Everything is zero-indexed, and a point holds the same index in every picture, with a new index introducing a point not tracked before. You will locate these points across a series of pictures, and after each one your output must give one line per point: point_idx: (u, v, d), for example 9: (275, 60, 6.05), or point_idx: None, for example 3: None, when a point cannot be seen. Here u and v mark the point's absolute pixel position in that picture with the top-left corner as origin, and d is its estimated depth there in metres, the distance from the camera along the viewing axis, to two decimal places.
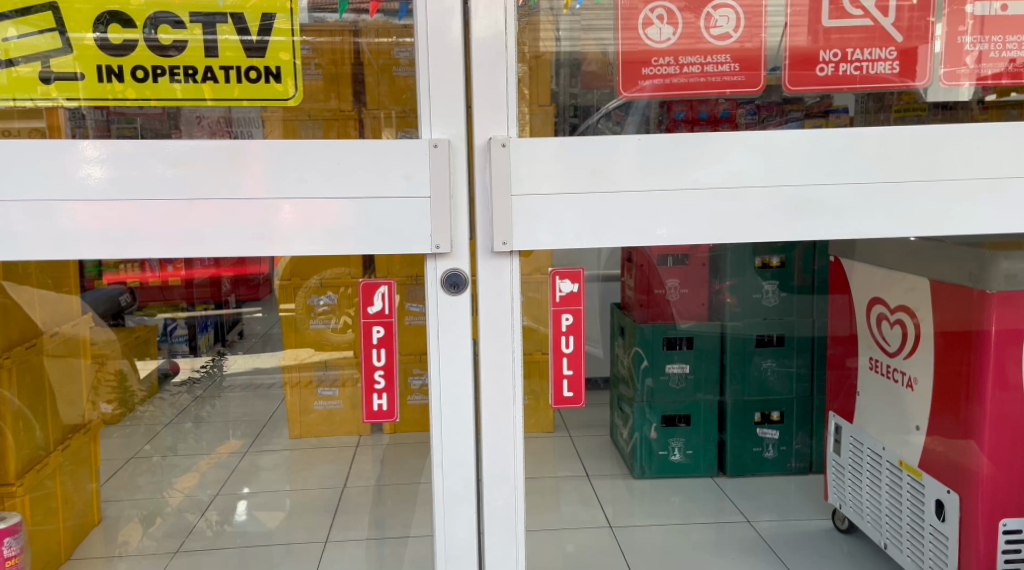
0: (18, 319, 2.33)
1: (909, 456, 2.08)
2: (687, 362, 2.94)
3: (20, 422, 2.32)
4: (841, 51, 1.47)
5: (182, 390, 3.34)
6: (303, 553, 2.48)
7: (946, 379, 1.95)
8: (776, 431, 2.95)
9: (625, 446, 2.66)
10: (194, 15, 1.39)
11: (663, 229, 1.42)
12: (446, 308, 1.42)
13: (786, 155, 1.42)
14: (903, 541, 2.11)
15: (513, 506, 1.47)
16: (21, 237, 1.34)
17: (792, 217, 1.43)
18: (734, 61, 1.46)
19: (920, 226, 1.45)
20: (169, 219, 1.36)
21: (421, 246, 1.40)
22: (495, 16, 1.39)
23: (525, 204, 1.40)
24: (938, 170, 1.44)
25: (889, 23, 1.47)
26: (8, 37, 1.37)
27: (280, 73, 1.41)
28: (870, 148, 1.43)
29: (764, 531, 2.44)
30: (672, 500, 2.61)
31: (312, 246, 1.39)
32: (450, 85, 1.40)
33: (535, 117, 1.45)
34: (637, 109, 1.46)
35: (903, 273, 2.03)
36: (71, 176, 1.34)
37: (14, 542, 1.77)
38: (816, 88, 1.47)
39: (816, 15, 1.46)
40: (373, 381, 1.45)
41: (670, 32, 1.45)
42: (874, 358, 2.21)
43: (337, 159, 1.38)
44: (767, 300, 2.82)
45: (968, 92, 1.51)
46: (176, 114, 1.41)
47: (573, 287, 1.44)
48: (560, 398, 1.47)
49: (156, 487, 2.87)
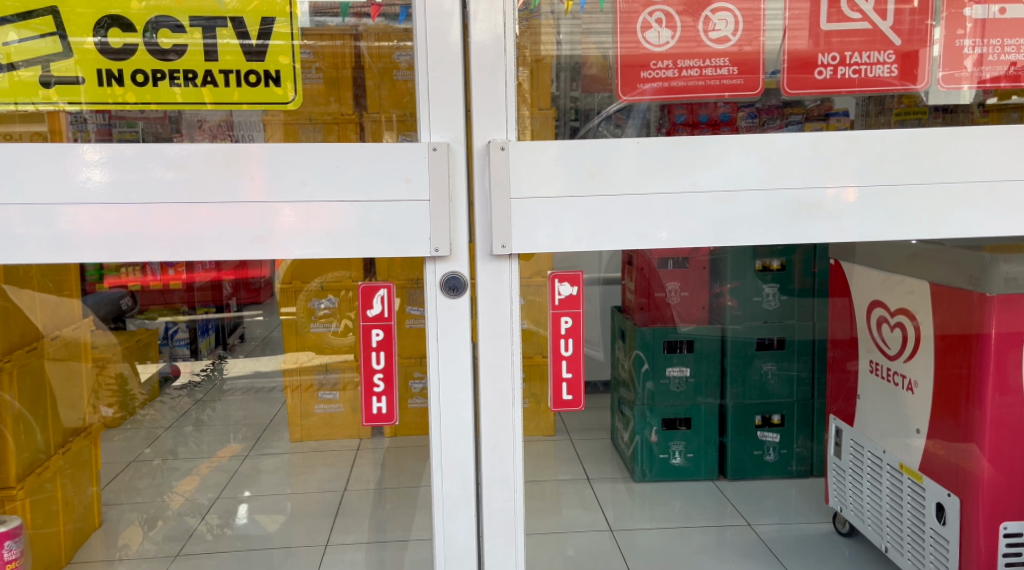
0: (19, 323, 2.33)
1: (909, 460, 2.08)
2: (687, 366, 2.91)
3: (20, 426, 2.33)
4: (839, 54, 1.47)
5: (183, 394, 3.21)
6: (304, 557, 2.49)
7: (946, 383, 1.95)
8: (776, 434, 2.96)
9: (625, 449, 2.59)
10: (194, 19, 1.39)
11: (663, 232, 1.42)
12: (445, 310, 1.42)
13: (785, 158, 1.43)
14: (904, 544, 2.11)
15: (512, 509, 1.47)
16: (22, 240, 1.34)
17: (792, 221, 1.43)
18: (733, 63, 1.46)
19: (920, 229, 1.45)
20: (170, 222, 1.36)
21: (421, 249, 1.40)
22: (494, 20, 1.40)
23: (525, 208, 1.40)
24: (938, 173, 1.44)
25: (888, 27, 1.47)
26: (8, 41, 1.38)
27: (280, 77, 1.42)
28: (869, 152, 1.43)
29: (765, 534, 2.44)
30: (672, 504, 2.61)
31: (311, 249, 1.39)
32: (450, 90, 1.40)
33: (535, 120, 1.44)
34: (637, 112, 1.46)
35: (902, 276, 2.03)
36: (71, 180, 1.35)
37: (14, 545, 1.77)
38: (815, 91, 1.47)
39: (815, 18, 1.46)
40: (372, 384, 1.45)
41: (669, 36, 1.45)
42: (874, 362, 2.22)
43: (337, 161, 1.38)
44: (768, 304, 2.85)
45: (968, 95, 1.50)
46: (177, 118, 1.40)
47: (573, 290, 1.44)
48: (560, 401, 1.47)
49: (156, 491, 2.89)
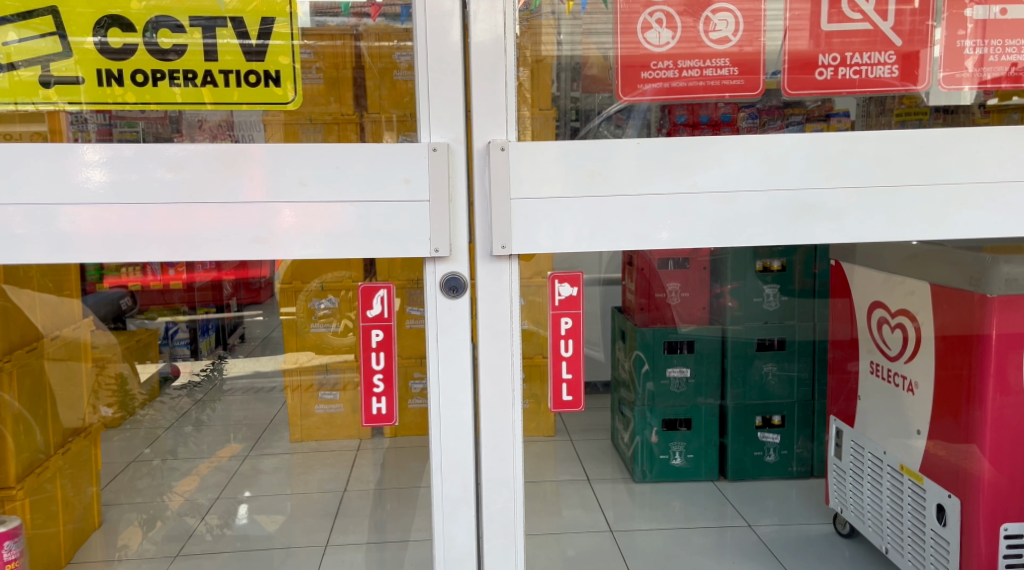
0: (19, 323, 2.33)
1: (909, 461, 2.08)
2: (687, 366, 2.92)
3: (20, 426, 2.32)
4: (840, 55, 1.47)
5: (183, 394, 3.30)
6: (303, 557, 2.48)
7: (947, 384, 1.94)
8: (777, 435, 2.93)
9: (625, 449, 2.62)
10: (194, 19, 1.39)
11: (664, 233, 1.42)
12: (445, 310, 1.42)
13: (785, 159, 1.42)
14: (904, 545, 2.11)
15: (512, 509, 1.47)
16: (21, 240, 1.34)
17: (792, 222, 1.43)
18: (733, 64, 1.46)
19: (921, 230, 1.45)
20: (170, 223, 1.36)
21: (421, 249, 1.40)
22: (494, 20, 1.39)
23: (525, 208, 1.40)
24: (939, 174, 1.44)
25: (888, 27, 1.47)
26: (8, 41, 1.38)
27: (280, 76, 1.41)
28: (869, 153, 1.43)
29: (765, 535, 2.44)
30: (673, 505, 2.61)
31: (311, 250, 1.39)
32: (450, 90, 1.40)
33: (535, 120, 1.43)
34: (638, 113, 1.46)
35: (903, 277, 2.03)
36: (71, 180, 1.34)
37: (14, 546, 1.76)
38: (815, 92, 1.47)
39: (816, 19, 1.46)
40: (372, 385, 1.45)
41: (669, 36, 1.45)
42: (874, 363, 2.21)
43: (336, 162, 1.38)
44: (769, 305, 2.85)
45: (968, 96, 1.50)
46: (177, 119, 1.40)
47: (573, 291, 1.43)
48: (560, 401, 1.46)
49: (156, 491, 2.88)
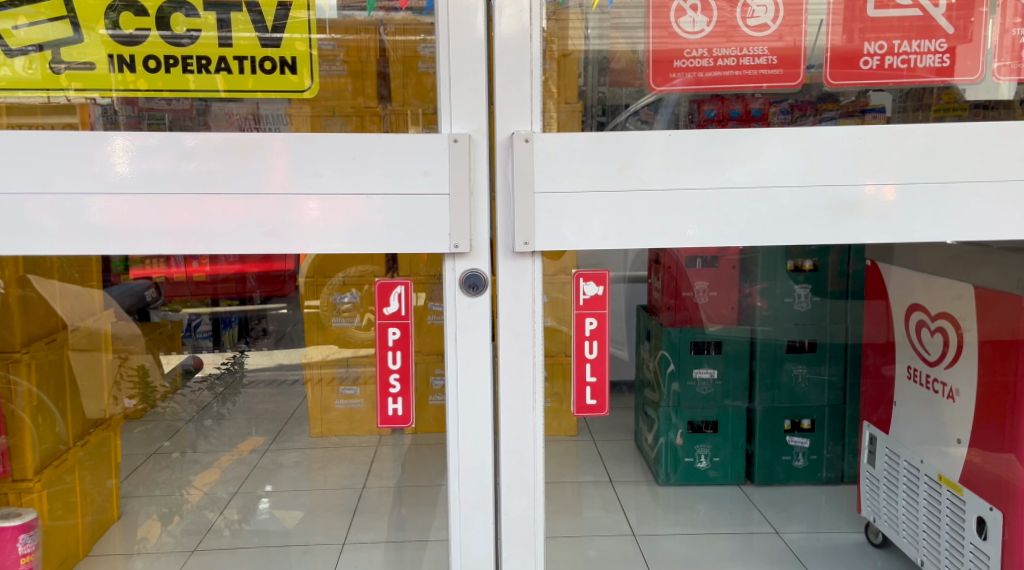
0: (42, 314, 2.31)
1: (948, 470, 1.99)
2: (716, 367, 2.84)
3: (41, 416, 2.30)
4: (886, 43, 1.40)
5: (203, 389, 3.36)
6: (322, 554, 2.45)
7: (991, 391, 1.85)
8: (806, 439, 2.85)
9: (648, 451, 2.66)
10: (212, 7, 1.36)
11: (691, 230, 1.36)
12: (465, 310, 1.37)
13: (825, 154, 1.35)
14: (941, 557, 2.02)
15: (532, 516, 1.42)
16: (37, 230, 1.31)
17: (829, 220, 1.36)
18: (772, 54, 1.40)
19: (967, 230, 1.37)
20: (182, 216, 1.32)
21: (440, 246, 1.35)
22: (519, 6, 1.34)
23: (549, 204, 1.35)
24: (988, 170, 1.36)
25: (939, 13, 1.39)
26: (19, 25, 1.36)
27: (296, 64, 1.38)
28: (914, 147, 1.35)
29: (793, 543, 2.38)
30: (697, 509, 2.57)
31: (329, 246, 1.35)
32: (473, 78, 1.35)
33: (560, 113, 1.38)
34: (666, 107, 1.41)
35: (950, 279, 1.94)
36: (93, 169, 1.31)
37: (29, 539, 1.73)
38: (857, 84, 1.41)
39: (859, 8, 1.39)
40: (388, 385, 1.40)
41: (704, 23, 1.39)
42: (913, 367, 2.13)
43: (354, 155, 1.33)
44: (801, 305, 2.76)
45: (1007, 90, 1.43)
46: (204, 111, 1.37)
47: (598, 290, 1.38)
48: (582, 405, 1.41)
49: (174, 485, 2.84)
